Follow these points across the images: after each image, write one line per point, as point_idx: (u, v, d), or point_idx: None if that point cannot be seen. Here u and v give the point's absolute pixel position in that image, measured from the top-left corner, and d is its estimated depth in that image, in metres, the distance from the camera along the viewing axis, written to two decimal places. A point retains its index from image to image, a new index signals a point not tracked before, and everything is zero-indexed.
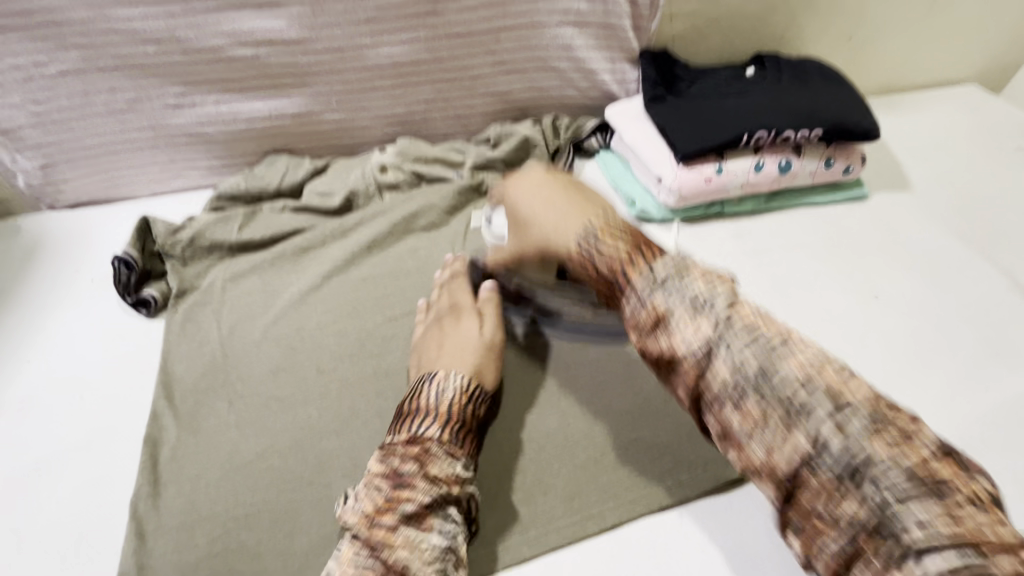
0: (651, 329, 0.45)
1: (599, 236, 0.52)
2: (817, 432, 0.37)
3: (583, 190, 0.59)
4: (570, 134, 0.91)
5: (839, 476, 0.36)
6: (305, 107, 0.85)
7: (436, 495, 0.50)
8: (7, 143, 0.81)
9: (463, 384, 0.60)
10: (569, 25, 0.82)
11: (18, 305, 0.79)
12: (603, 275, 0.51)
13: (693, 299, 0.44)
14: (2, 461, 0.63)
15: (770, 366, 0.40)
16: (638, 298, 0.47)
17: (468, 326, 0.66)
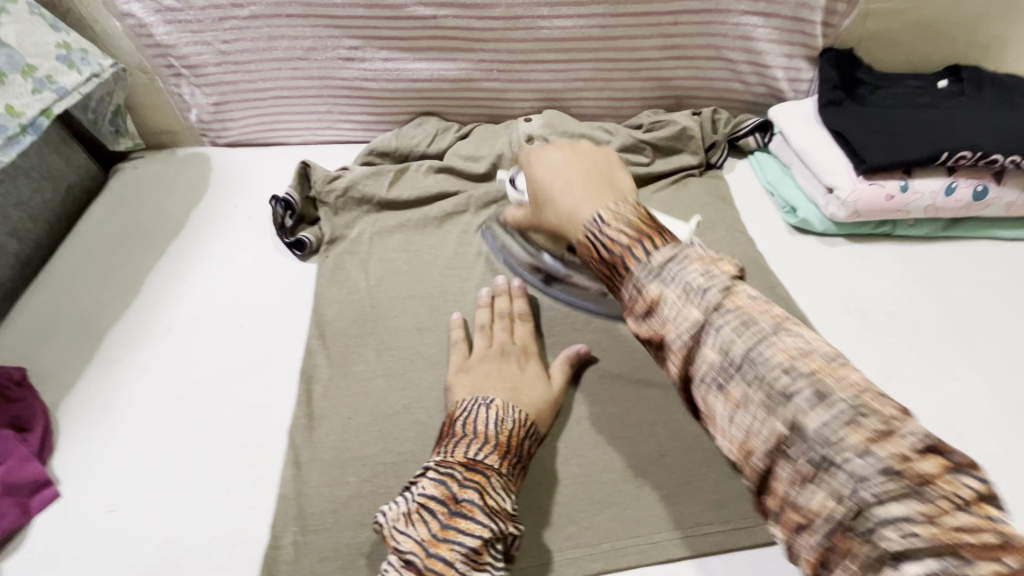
0: (644, 315, 0.43)
1: (608, 220, 0.48)
2: (795, 420, 0.35)
3: (610, 175, 0.54)
4: (728, 131, 0.86)
5: (816, 469, 0.34)
6: (466, 73, 0.85)
7: (495, 531, 0.47)
8: (190, 78, 0.86)
9: (521, 420, 0.57)
10: (755, 14, 0.77)
11: (186, 231, 0.84)
12: (606, 259, 0.47)
13: (689, 285, 0.42)
14: (175, 372, 0.68)
15: (756, 354, 0.38)
16: (635, 285, 0.44)
17: (534, 369, 0.63)
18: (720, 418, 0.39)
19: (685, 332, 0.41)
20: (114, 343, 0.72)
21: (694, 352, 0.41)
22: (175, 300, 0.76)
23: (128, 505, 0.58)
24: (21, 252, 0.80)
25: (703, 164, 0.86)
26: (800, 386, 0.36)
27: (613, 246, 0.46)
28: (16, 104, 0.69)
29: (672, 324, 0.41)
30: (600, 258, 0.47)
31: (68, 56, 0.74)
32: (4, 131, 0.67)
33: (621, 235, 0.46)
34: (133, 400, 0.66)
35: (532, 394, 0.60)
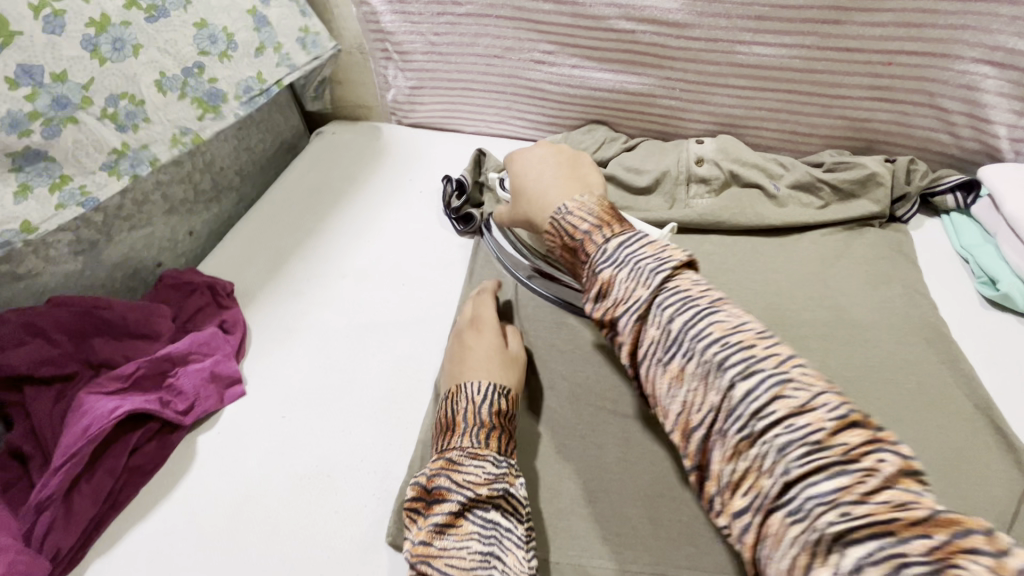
0: (631, 361, 0.47)
1: (573, 212, 0.55)
2: (728, 390, 0.39)
3: (578, 168, 0.64)
4: (924, 184, 0.79)
5: (757, 452, 0.37)
6: (647, 88, 0.86)
7: (463, 501, 0.50)
8: (398, 62, 0.97)
9: (475, 391, 0.58)
10: (989, 64, 0.70)
11: (368, 194, 0.95)
12: (570, 239, 0.54)
13: (638, 271, 0.47)
14: (345, 312, 0.78)
15: (696, 330, 0.42)
16: (592, 270, 0.50)
17: (486, 343, 0.64)
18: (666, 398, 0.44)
19: (634, 315, 0.46)
20: (300, 278, 0.83)
21: (641, 333, 0.45)
22: (351, 251, 0.86)
23: (297, 415, 0.67)
24: (242, 187, 0.95)
25: (886, 216, 0.80)
26: (735, 360, 0.40)
27: (577, 234, 0.54)
28: (265, 72, 0.83)
29: (623, 303, 0.46)
30: (566, 241, 0.55)
31: (304, 39, 0.86)
32: (250, 92, 0.81)
33: (583, 223, 0.54)
34: (307, 328, 0.76)
35: (498, 372, 0.61)
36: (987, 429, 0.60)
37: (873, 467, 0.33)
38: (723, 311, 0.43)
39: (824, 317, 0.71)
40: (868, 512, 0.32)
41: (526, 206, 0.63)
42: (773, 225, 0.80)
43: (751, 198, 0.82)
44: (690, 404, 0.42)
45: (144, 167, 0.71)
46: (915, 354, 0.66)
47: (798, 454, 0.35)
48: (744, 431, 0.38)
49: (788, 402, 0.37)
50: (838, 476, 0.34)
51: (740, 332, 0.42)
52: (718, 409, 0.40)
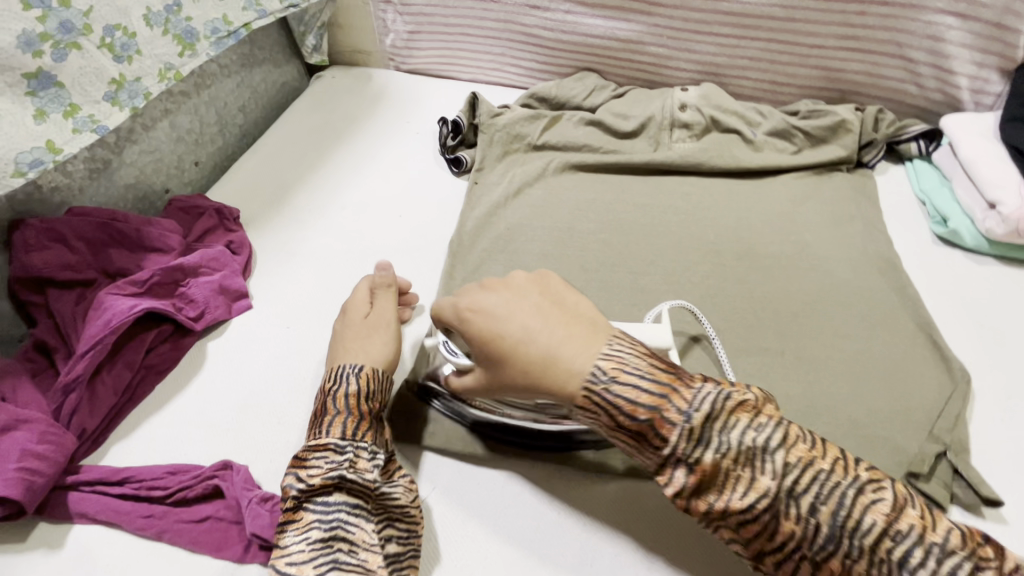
0: (693, 484, 0.45)
1: (614, 374, 0.47)
2: (831, 524, 0.42)
3: (564, 304, 0.53)
4: (890, 132, 0.85)
5: (859, 565, 0.42)
6: (636, 35, 0.91)
7: (301, 494, 0.52)
8: (398, 6, 1.01)
9: (337, 379, 0.59)
10: (952, 14, 0.76)
11: (366, 134, 0.99)
12: (629, 424, 0.46)
13: (727, 450, 0.44)
14: (346, 239, 0.83)
15: (767, 467, 0.44)
16: (673, 458, 0.45)
17: (354, 333, 0.64)
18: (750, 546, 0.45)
19: (743, 499, 0.44)
20: (302, 209, 0.87)
21: (740, 508, 0.44)
22: (351, 186, 0.91)
23: (300, 325, 0.72)
24: (244, 125, 0.98)
25: (853, 161, 0.85)
26: (825, 491, 0.43)
27: (636, 414, 0.46)
28: (231, 15, 0.83)
29: (727, 490, 0.44)
30: (620, 423, 0.47)
31: None
32: (217, 33, 0.81)
33: (639, 396, 0.46)
34: (308, 253, 0.81)
35: (360, 350, 0.62)
36: (925, 343, 0.67)
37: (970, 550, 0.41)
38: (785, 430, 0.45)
39: (789, 249, 0.77)
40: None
41: (517, 365, 0.50)
42: (749, 168, 0.86)
43: (729, 143, 0.88)
44: (739, 514, 0.44)
45: (140, 100, 0.73)
46: (868, 282, 0.73)
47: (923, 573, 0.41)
48: (861, 557, 0.42)
49: (889, 518, 0.42)
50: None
51: (745, 410, 0.46)
52: (822, 538, 0.42)
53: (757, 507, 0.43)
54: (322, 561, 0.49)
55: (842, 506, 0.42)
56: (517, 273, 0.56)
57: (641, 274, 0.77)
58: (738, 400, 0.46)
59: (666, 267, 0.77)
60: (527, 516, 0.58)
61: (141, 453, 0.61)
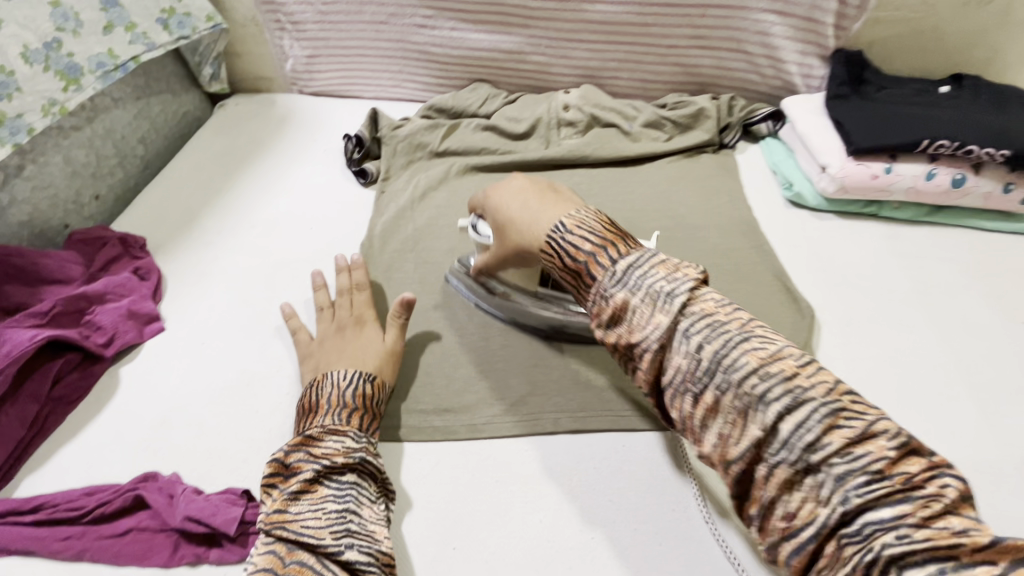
0: (610, 322, 0.49)
1: (571, 228, 0.54)
2: (766, 422, 0.41)
3: (559, 195, 0.60)
4: (743, 116, 0.98)
5: (794, 468, 0.40)
6: (517, 46, 0.99)
7: (320, 471, 0.55)
8: (292, 32, 1.05)
9: (359, 383, 0.63)
10: (773, 13, 0.89)
11: (273, 155, 1.02)
12: (568, 266, 0.53)
13: (654, 292, 0.47)
14: (259, 254, 0.85)
15: (726, 359, 0.43)
16: (599, 294, 0.50)
17: (369, 335, 0.69)
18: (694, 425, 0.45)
19: (653, 335, 0.46)
20: (212, 230, 0.89)
21: (664, 359, 0.46)
22: (261, 205, 0.93)
23: (215, 340, 0.74)
24: (146, 156, 0.99)
25: (716, 143, 0.97)
26: (773, 387, 0.41)
27: (578, 254, 0.52)
28: (117, 48, 0.85)
29: (640, 329, 0.47)
30: (565, 263, 0.53)
31: (166, 20, 0.92)
32: (103, 67, 0.83)
33: (584, 243, 0.52)
34: (221, 271, 0.83)
35: (368, 355, 0.66)
36: (780, 290, 0.78)
37: (931, 489, 0.37)
38: (755, 337, 0.44)
39: (666, 223, 0.87)
40: (928, 538, 0.35)
41: (517, 237, 0.60)
42: (628, 156, 0.96)
43: (609, 136, 0.98)
44: (674, 373, 0.46)
45: (22, 135, 0.73)
46: (732, 243, 0.84)
47: (860, 487, 0.38)
48: (799, 462, 0.40)
49: (842, 433, 0.39)
50: (899, 505, 0.37)
51: (779, 362, 0.43)
52: (751, 420, 0.42)
53: (744, 448, 0.42)
54: (341, 529, 0.52)
55: (792, 412, 0.40)
56: (517, 178, 0.64)
57: None
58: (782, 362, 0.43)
59: None
60: (444, 479, 0.63)
61: (55, 481, 0.62)
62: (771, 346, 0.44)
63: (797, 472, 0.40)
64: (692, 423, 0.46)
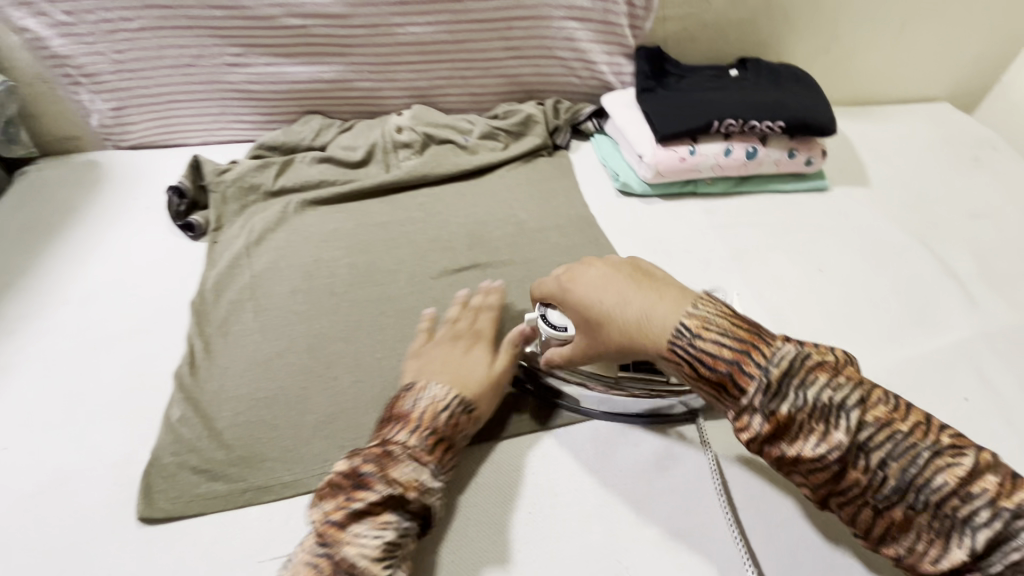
0: (773, 431, 0.49)
1: (698, 331, 0.52)
2: (886, 468, 0.46)
3: (653, 278, 0.59)
4: (569, 117, 1.03)
5: (917, 504, 0.46)
6: (339, 74, 0.98)
7: (390, 494, 0.53)
8: (89, 86, 0.96)
9: (439, 395, 0.61)
10: (573, 19, 0.94)
11: (84, 220, 0.93)
12: (705, 373, 0.51)
13: (801, 395, 0.47)
14: (75, 334, 0.77)
15: (837, 416, 0.47)
16: (753, 408, 0.49)
17: (478, 356, 0.67)
18: (810, 476, 0.50)
19: (829, 454, 0.47)
20: (16, 317, 0.79)
21: (806, 445, 0.48)
22: (74, 277, 0.84)
23: (21, 443, 0.66)
24: None
25: (549, 145, 1.02)
26: (881, 439, 0.47)
27: (716, 365, 0.50)
28: None
29: (788, 419, 0.48)
30: (699, 372, 0.51)
31: None
32: None
33: (721, 350, 0.51)
34: (30, 362, 0.74)
35: (449, 368, 0.64)
36: None
37: (990, 484, 0.44)
38: (865, 392, 0.48)
39: (509, 230, 0.90)
40: (991, 515, 0.43)
41: (620, 334, 0.56)
42: (468, 169, 0.97)
43: (447, 152, 0.99)
44: (810, 461, 0.48)
45: None
46: (571, 240, 0.88)
47: (980, 508, 0.43)
48: (918, 500, 0.45)
49: (943, 468, 0.45)
50: (992, 509, 0.43)
51: (876, 411, 0.48)
52: (847, 458, 0.47)
53: (855, 487, 0.47)
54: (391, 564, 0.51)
55: (895, 454, 0.46)
56: (598, 265, 0.62)
57: (388, 284, 0.83)
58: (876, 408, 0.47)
59: (409, 273, 0.84)
60: None
61: None
62: (877, 398, 0.48)
63: (896, 490, 0.46)
64: (811, 477, 0.49)
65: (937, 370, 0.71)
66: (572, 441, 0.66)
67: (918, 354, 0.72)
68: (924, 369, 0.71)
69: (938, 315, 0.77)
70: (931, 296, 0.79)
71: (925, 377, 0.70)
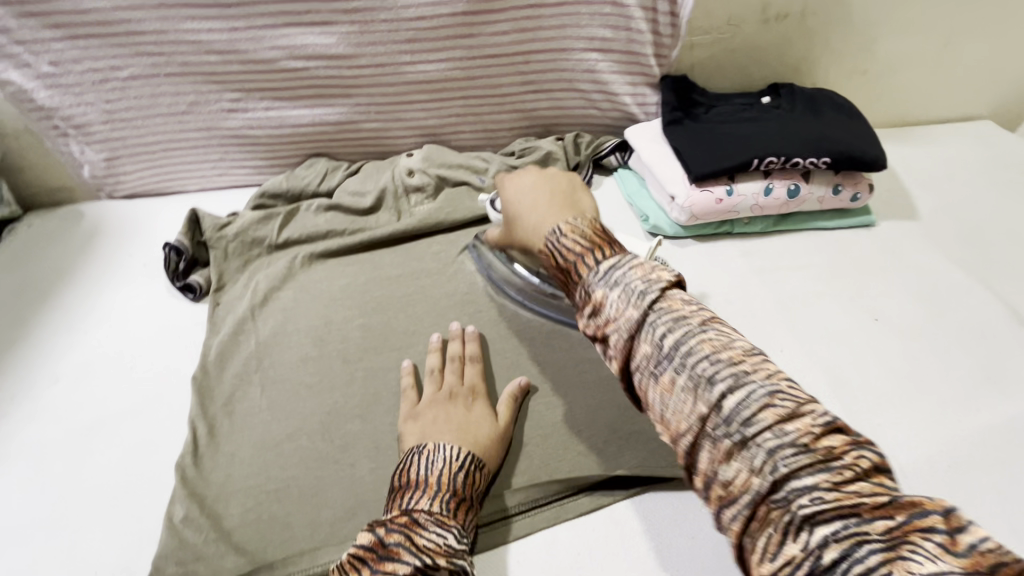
0: (591, 314, 0.50)
1: (567, 233, 0.55)
2: (719, 403, 0.42)
3: (569, 195, 0.61)
4: (591, 152, 0.96)
5: (745, 450, 0.40)
6: (345, 116, 0.92)
7: (422, 564, 0.45)
8: (79, 137, 0.90)
9: (454, 454, 0.57)
10: (594, 50, 0.88)
11: (76, 283, 0.86)
12: (562, 265, 0.54)
13: (631, 290, 0.48)
14: (64, 416, 0.70)
15: (686, 347, 0.45)
16: (586, 288, 0.51)
17: (479, 410, 0.64)
18: (658, 406, 0.46)
19: (622, 324, 0.47)
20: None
21: (633, 347, 0.47)
22: (64, 350, 0.78)
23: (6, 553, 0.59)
24: None
25: None
26: (723, 373, 0.43)
27: (570, 254, 0.53)
28: None
29: (613, 321, 0.48)
30: (558, 264, 0.54)
31: None
32: None
33: (575, 245, 0.53)
34: (14, 452, 0.67)
35: (454, 427, 0.61)
36: None
37: (850, 459, 0.38)
38: (713, 330, 0.46)
39: None
40: (836, 496, 0.36)
41: (521, 234, 0.61)
42: (485, 213, 0.91)
43: (462, 195, 0.92)
44: (613, 337, 0.48)
45: None
46: None
47: (789, 458, 0.38)
48: (737, 436, 0.41)
49: (775, 411, 0.40)
50: (823, 476, 0.37)
51: (729, 350, 0.44)
52: (678, 380, 0.44)
53: (698, 429, 0.42)
54: None
55: (739, 397, 0.41)
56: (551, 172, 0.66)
57: (404, 349, 0.76)
58: (673, 298, 0.48)
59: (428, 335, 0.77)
60: None
61: None
62: (725, 338, 0.45)
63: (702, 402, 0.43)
64: (655, 406, 0.46)
65: (1016, 443, 0.64)
66: (617, 535, 0.59)
67: (994, 422, 0.65)
68: (1003, 441, 0.64)
69: (1011, 374, 0.70)
70: (1000, 351, 0.72)
71: (1004, 451, 0.63)
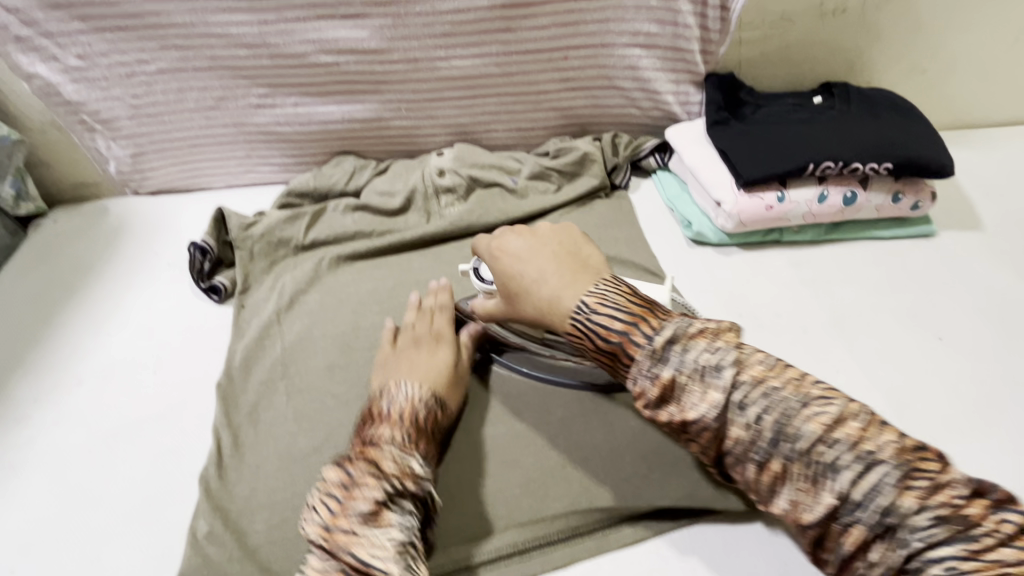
0: (659, 402, 0.45)
1: (595, 307, 0.50)
2: (841, 488, 0.40)
3: (575, 254, 0.57)
4: (629, 153, 0.92)
5: (874, 528, 0.39)
6: (375, 113, 0.88)
7: (390, 488, 0.49)
8: (105, 132, 0.88)
9: (415, 393, 0.59)
10: (637, 46, 0.83)
11: (100, 281, 0.84)
12: (604, 347, 0.49)
13: (704, 367, 0.44)
14: (87, 421, 0.69)
15: (787, 430, 0.42)
16: (640, 375, 0.46)
17: (444, 353, 0.65)
18: (765, 491, 0.44)
19: (708, 414, 0.44)
20: (23, 400, 0.71)
21: (722, 430, 0.44)
22: (87, 351, 0.76)
23: (26, 564, 0.57)
24: None
25: (607, 186, 0.91)
26: (839, 451, 0.40)
27: (610, 336, 0.48)
28: None
29: (693, 410, 0.44)
30: (596, 344, 0.49)
31: None
32: None
33: (613, 321, 0.48)
34: (36, 457, 0.65)
35: (418, 369, 0.62)
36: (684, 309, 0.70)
37: (989, 524, 0.37)
38: (814, 400, 0.42)
39: None
40: (954, 553, 0.36)
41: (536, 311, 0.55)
42: (518, 216, 0.87)
43: (494, 197, 0.88)
44: (696, 425, 0.45)
45: None
46: None
47: (925, 531, 0.37)
48: (873, 524, 0.39)
49: (909, 490, 0.38)
50: (948, 528, 0.37)
51: (842, 425, 0.41)
52: (783, 461, 0.42)
53: (819, 510, 0.41)
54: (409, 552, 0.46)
55: (856, 476, 0.39)
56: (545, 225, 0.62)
57: None
58: (753, 366, 0.44)
59: None
60: None
61: None
62: (829, 406, 0.42)
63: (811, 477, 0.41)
64: (758, 486, 0.44)
65: None
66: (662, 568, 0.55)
67: None
68: None
69: None
70: None
71: None
